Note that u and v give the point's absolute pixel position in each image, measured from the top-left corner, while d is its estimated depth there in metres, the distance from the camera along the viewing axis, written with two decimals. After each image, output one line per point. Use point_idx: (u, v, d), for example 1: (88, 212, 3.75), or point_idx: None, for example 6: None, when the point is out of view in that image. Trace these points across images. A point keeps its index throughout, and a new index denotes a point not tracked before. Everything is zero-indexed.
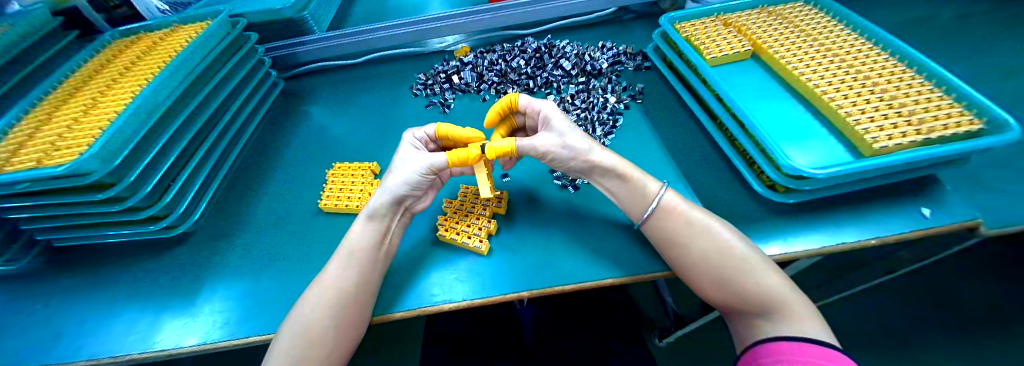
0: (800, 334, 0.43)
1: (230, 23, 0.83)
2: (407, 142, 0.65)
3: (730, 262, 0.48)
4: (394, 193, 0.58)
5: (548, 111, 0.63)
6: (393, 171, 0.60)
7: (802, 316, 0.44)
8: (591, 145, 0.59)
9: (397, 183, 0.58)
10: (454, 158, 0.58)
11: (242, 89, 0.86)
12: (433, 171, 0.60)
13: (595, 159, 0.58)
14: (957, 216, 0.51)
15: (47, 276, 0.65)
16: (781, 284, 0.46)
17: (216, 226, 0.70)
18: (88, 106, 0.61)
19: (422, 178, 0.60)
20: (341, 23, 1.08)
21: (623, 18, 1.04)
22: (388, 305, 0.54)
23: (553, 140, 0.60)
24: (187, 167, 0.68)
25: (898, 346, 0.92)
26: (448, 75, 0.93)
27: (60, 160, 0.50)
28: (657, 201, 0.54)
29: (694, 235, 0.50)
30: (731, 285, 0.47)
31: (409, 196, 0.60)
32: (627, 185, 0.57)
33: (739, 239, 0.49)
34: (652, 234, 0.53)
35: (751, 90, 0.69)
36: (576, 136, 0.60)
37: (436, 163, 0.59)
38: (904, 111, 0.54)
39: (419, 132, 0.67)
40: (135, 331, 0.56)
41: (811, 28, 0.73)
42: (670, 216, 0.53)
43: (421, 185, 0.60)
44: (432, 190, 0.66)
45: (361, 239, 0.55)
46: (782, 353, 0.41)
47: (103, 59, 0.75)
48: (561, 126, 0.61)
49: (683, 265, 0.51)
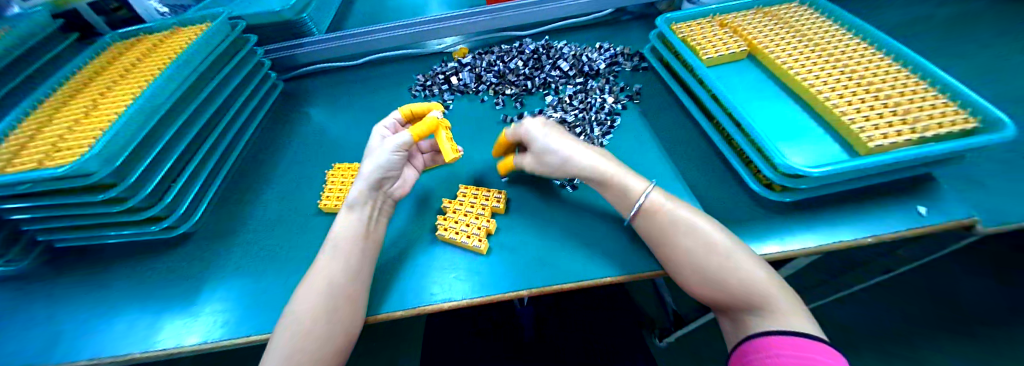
0: (790, 328, 0.42)
1: (229, 25, 0.83)
2: (377, 132, 0.67)
3: (716, 258, 0.48)
4: (370, 178, 0.59)
5: (529, 128, 0.65)
6: (367, 159, 0.62)
7: (790, 310, 0.43)
8: (568, 155, 0.60)
9: (372, 168, 0.60)
10: (418, 132, 0.63)
11: (242, 91, 0.86)
12: (404, 148, 0.62)
13: (575, 170, 0.60)
14: (950, 214, 0.51)
15: (47, 277, 0.65)
16: (770, 279, 0.46)
17: (216, 227, 0.70)
18: (88, 107, 0.61)
19: (395, 157, 0.61)
20: (340, 24, 1.09)
21: (621, 19, 1.04)
22: (388, 304, 0.54)
23: (534, 159, 0.64)
24: (187, 168, 0.68)
25: (896, 349, 0.91)
26: (447, 76, 0.93)
27: (60, 162, 0.50)
28: (642, 201, 0.54)
29: (681, 233, 0.51)
30: (719, 279, 0.47)
31: (386, 179, 0.62)
32: (612, 188, 0.58)
33: (724, 235, 0.50)
34: (643, 229, 0.54)
35: (747, 90, 0.69)
36: (554, 151, 0.61)
37: (404, 141, 0.62)
38: (899, 110, 0.54)
39: (388, 122, 0.69)
40: (136, 331, 0.56)
41: (806, 27, 0.73)
42: (657, 214, 0.53)
43: (395, 166, 0.62)
44: (408, 172, 0.68)
45: (350, 233, 0.55)
46: (771, 348, 0.41)
47: (103, 61, 0.75)
48: (540, 141, 0.62)
49: (670, 262, 0.51)
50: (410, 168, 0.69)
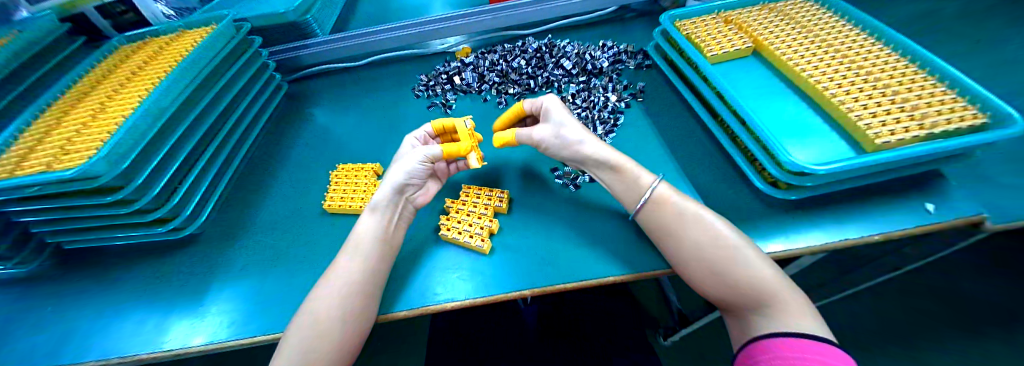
0: (799, 329, 0.42)
1: (234, 27, 0.84)
2: (406, 143, 0.68)
3: (725, 252, 0.48)
4: (395, 184, 0.60)
5: (548, 104, 0.66)
6: (394, 165, 0.63)
7: (800, 312, 0.43)
8: (585, 137, 0.61)
9: (399, 174, 0.60)
10: (449, 150, 0.64)
11: (246, 92, 0.86)
12: (431, 160, 0.63)
13: (586, 150, 0.61)
14: (959, 211, 0.51)
15: (58, 278, 0.66)
16: (777, 278, 0.46)
17: (223, 227, 0.71)
18: (96, 111, 0.62)
19: (421, 166, 0.62)
20: (343, 25, 1.09)
21: (624, 17, 1.04)
22: (392, 304, 0.54)
23: (547, 131, 0.65)
24: (193, 170, 0.68)
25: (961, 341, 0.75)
26: (450, 75, 0.93)
27: (68, 164, 0.51)
28: (650, 193, 0.54)
29: (689, 226, 0.50)
30: (726, 278, 0.47)
31: (410, 185, 0.62)
32: (623, 177, 0.58)
33: (732, 231, 0.49)
34: (648, 229, 0.54)
35: (752, 86, 0.68)
36: (571, 127, 0.62)
37: (433, 153, 0.63)
38: (907, 106, 0.54)
39: (418, 132, 0.69)
40: (144, 331, 0.57)
41: (812, 23, 0.73)
42: (661, 212, 0.53)
43: (419, 174, 0.62)
44: (433, 182, 0.68)
45: (362, 233, 0.56)
46: (777, 350, 0.41)
47: (111, 64, 0.76)
48: (561, 114, 0.64)
49: (678, 257, 0.51)
50: (435, 179, 0.69)
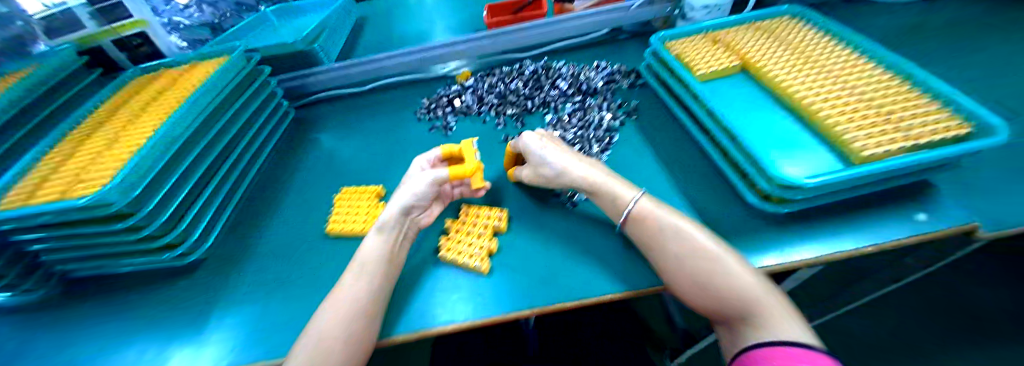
0: (785, 339, 0.41)
1: (245, 59, 0.88)
2: (417, 164, 0.69)
3: (705, 262, 0.48)
4: (403, 204, 0.61)
5: (523, 142, 0.69)
6: (403, 185, 0.64)
7: (785, 320, 0.42)
8: (561, 168, 0.64)
9: (407, 195, 0.62)
10: (455, 172, 0.65)
11: (254, 119, 0.89)
12: (438, 182, 0.64)
13: (571, 182, 0.63)
14: (957, 220, 0.50)
15: (67, 303, 0.67)
16: (759, 285, 0.45)
17: (227, 252, 0.72)
18: (111, 140, 0.64)
19: (429, 189, 0.64)
20: (348, 53, 1.14)
21: (618, 38, 1.07)
22: (391, 327, 0.54)
23: (532, 169, 0.68)
24: (202, 194, 0.71)
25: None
26: (450, 98, 0.96)
27: (83, 193, 0.53)
28: (629, 208, 0.56)
29: (669, 238, 0.51)
30: (711, 288, 0.47)
31: (416, 207, 0.63)
32: (598, 197, 0.61)
33: (712, 240, 0.50)
34: (635, 237, 0.55)
35: (740, 103, 0.70)
36: (547, 164, 0.65)
37: (441, 175, 0.64)
38: (892, 118, 0.54)
39: (428, 155, 0.71)
40: (145, 359, 0.57)
41: (797, 41, 0.75)
42: (645, 220, 0.54)
43: (427, 196, 0.64)
44: (437, 204, 0.69)
45: (366, 252, 0.56)
46: (765, 360, 0.40)
47: (125, 96, 0.80)
48: (535, 153, 0.66)
49: (663, 268, 0.51)
50: (439, 200, 0.70)
